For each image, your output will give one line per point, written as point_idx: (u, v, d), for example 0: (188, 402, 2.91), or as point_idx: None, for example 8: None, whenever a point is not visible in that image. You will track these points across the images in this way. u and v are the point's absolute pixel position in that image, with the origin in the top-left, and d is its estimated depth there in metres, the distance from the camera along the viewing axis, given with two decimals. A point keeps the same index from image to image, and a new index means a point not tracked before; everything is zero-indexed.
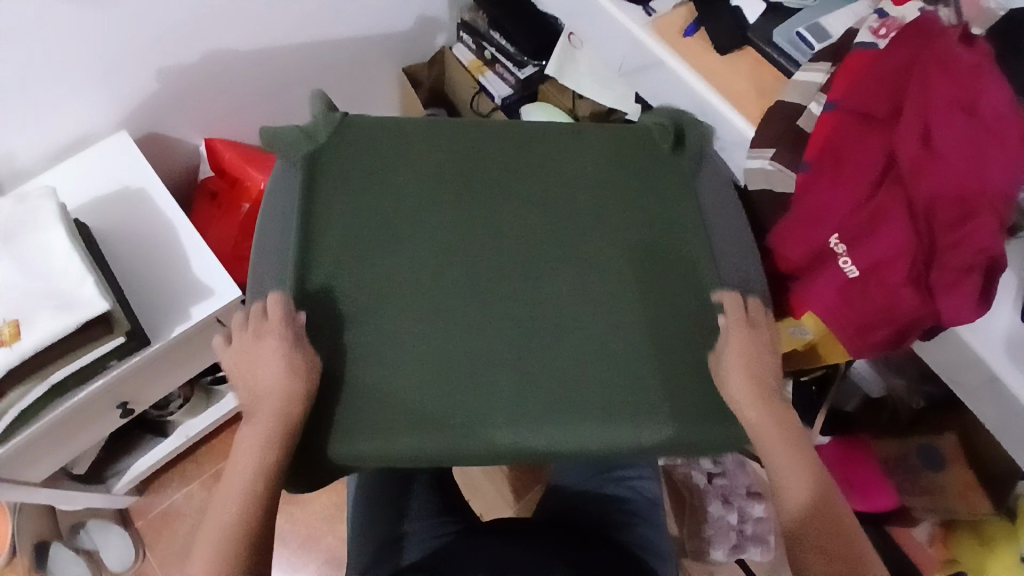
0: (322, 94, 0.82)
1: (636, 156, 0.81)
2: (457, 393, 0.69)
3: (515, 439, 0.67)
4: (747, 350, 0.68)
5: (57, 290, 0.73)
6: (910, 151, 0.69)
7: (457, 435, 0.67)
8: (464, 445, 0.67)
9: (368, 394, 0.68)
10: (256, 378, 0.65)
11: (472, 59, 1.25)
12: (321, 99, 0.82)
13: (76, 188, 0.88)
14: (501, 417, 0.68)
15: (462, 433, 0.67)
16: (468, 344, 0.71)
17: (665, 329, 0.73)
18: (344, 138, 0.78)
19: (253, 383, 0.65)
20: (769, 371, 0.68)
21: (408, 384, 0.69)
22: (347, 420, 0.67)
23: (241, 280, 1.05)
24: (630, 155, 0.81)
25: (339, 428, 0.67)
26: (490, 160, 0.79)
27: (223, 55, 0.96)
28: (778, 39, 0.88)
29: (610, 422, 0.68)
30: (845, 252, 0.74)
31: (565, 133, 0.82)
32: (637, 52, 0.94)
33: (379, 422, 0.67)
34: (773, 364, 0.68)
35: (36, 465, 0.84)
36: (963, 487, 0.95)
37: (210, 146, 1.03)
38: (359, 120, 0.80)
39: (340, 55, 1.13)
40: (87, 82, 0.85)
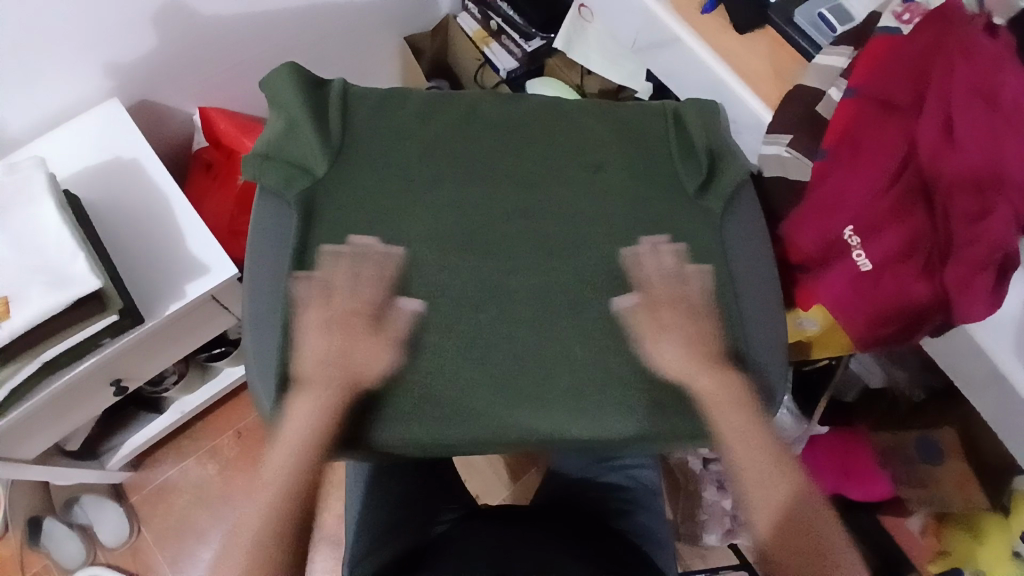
0: (290, 63, 0.76)
1: (651, 139, 0.78)
2: (461, 383, 0.68)
3: (525, 429, 0.67)
4: (673, 340, 0.70)
5: (47, 265, 0.71)
6: (930, 142, 0.67)
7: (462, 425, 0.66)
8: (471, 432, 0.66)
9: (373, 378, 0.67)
10: (314, 352, 0.69)
11: (477, 30, 1.21)
12: (288, 69, 0.76)
13: (66, 157, 0.84)
14: (507, 406, 0.67)
15: (469, 423, 0.67)
16: (474, 331, 0.69)
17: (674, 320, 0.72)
18: (348, 110, 0.75)
19: (320, 358, 0.69)
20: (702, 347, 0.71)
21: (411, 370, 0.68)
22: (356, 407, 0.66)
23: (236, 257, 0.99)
24: (645, 138, 0.78)
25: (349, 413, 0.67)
26: (499, 140, 0.76)
27: (221, 18, 0.92)
28: (799, 19, 0.84)
29: (701, 357, 0.70)
30: (859, 245, 0.72)
31: (578, 112, 0.79)
32: (652, 27, 0.90)
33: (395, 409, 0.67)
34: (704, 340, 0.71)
35: (26, 441, 0.82)
36: (961, 479, 0.99)
37: (204, 115, 0.99)
38: (363, 91, 0.77)
39: (340, 21, 1.08)
40: (77, 44, 0.81)
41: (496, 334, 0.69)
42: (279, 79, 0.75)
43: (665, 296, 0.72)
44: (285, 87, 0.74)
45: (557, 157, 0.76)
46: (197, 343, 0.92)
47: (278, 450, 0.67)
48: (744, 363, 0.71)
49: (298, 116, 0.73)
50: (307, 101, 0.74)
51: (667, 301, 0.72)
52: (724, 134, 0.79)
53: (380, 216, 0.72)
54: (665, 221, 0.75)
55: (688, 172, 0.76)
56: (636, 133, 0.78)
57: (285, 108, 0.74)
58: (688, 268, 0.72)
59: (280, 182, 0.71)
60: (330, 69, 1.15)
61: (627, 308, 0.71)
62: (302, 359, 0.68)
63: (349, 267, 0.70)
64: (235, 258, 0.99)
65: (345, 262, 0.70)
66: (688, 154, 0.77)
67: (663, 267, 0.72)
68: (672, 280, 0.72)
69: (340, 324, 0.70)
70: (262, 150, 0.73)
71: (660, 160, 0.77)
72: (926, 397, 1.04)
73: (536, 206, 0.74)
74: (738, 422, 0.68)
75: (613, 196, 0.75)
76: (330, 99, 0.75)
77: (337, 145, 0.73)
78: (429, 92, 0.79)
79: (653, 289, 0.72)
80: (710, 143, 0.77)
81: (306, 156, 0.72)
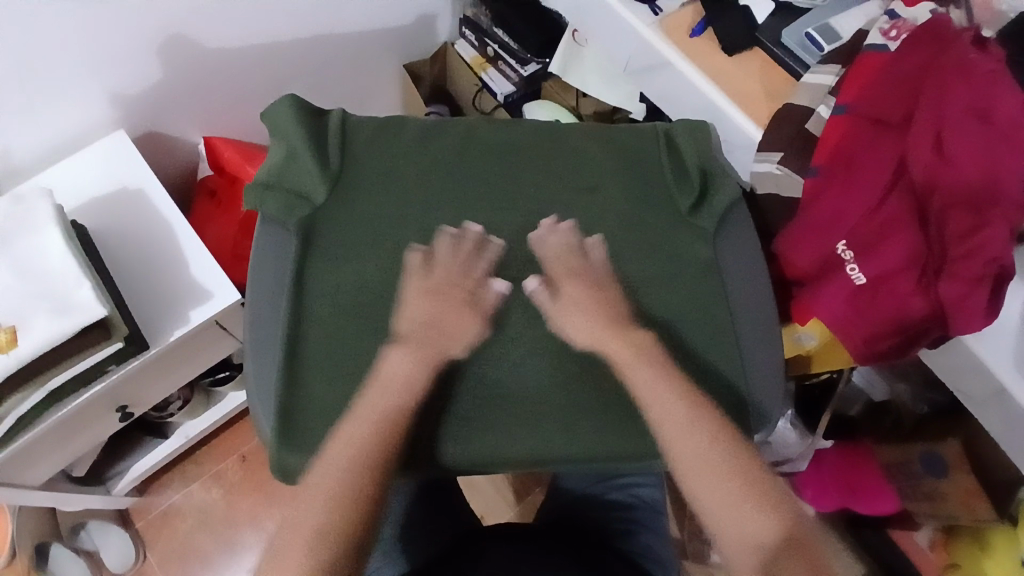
0: (288, 94, 0.78)
1: (643, 159, 0.79)
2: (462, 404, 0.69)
3: (523, 449, 0.68)
4: (580, 310, 0.70)
5: (53, 294, 0.72)
6: (922, 159, 0.68)
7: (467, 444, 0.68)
8: (473, 451, 0.68)
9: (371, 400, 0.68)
10: (414, 316, 0.70)
11: (474, 56, 1.23)
12: (288, 100, 0.78)
13: (73, 188, 0.87)
14: (506, 425, 0.69)
15: (472, 442, 0.68)
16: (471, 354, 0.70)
17: (669, 338, 0.72)
18: (346, 138, 0.77)
19: (428, 328, 0.69)
20: (597, 311, 0.70)
21: None
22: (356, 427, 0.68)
23: (241, 281, 1.01)
24: (637, 158, 0.80)
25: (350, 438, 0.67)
26: (493, 164, 0.78)
27: (225, 49, 0.95)
28: (787, 40, 0.86)
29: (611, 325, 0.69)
30: (853, 261, 0.73)
31: (571, 135, 0.81)
32: (643, 50, 0.92)
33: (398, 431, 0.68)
34: (604, 304, 0.71)
35: (31, 469, 0.84)
36: (963, 495, 0.96)
37: (209, 144, 1.01)
38: (360, 120, 0.79)
39: (341, 52, 1.11)
40: (82, 78, 0.84)
41: (492, 352, 0.71)
42: (280, 111, 0.77)
43: (568, 265, 0.73)
44: (286, 119, 0.77)
45: (551, 179, 0.78)
46: (203, 366, 0.93)
47: (330, 459, 0.62)
48: (738, 382, 0.71)
49: (297, 146, 0.75)
50: (306, 132, 0.75)
51: (573, 270, 0.72)
52: (715, 154, 0.80)
53: (377, 240, 0.73)
54: (658, 239, 0.76)
55: (681, 192, 0.77)
56: (628, 153, 0.80)
57: (286, 137, 0.76)
58: (577, 265, 0.73)
59: (279, 209, 0.73)
60: (333, 97, 1.19)
61: (536, 286, 0.72)
62: (400, 320, 0.70)
63: (450, 245, 0.73)
64: (239, 283, 1.01)
65: (443, 240, 0.73)
66: (680, 176, 0.78)
67: (568, 243, 0.74)
68: (574, 254, 0.73)
69: (435, 294, 0.71)
70: (262, 178, 0.75)
71: (652, 180, 0.78)
72: (930, 411, 1.03)
73: (531, 228, 0.75)
74: (665, 410, 0.65)
75: (606, 215, 0.76)
76: (328, 129, 0.77)
77: (335, 173, 0.75)
78: (425, 118, 0.81)
79: (555, 262, 0.73)
80: (703, 163, 0.79)
81: (305, 183, 0.74)
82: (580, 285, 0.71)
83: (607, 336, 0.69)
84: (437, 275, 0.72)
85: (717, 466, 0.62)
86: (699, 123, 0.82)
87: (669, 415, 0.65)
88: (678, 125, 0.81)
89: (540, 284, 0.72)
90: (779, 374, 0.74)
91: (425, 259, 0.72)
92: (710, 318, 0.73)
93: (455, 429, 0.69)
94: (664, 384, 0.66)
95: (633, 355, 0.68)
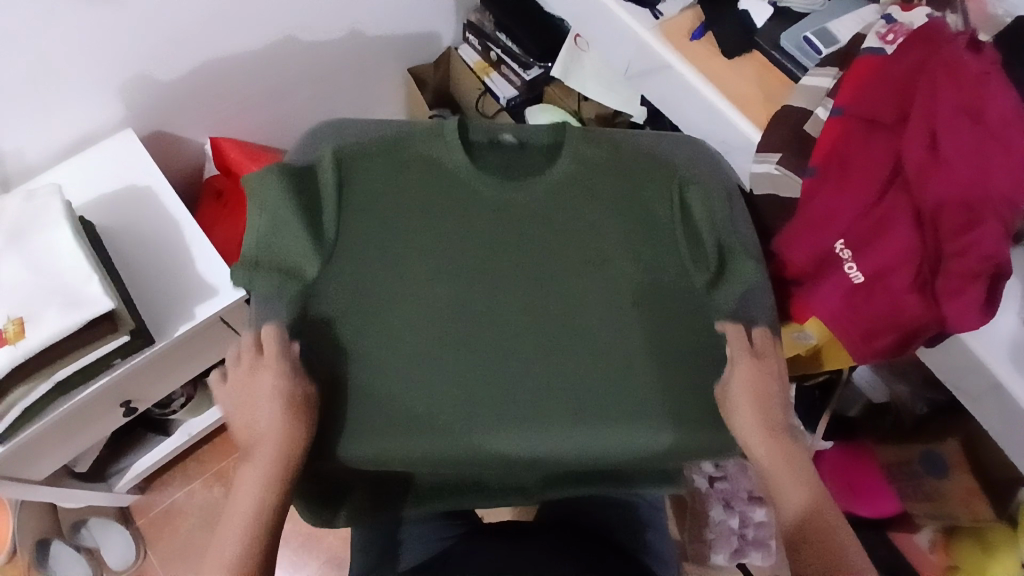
0: (260, 168, 0.71)
1: (653, 176, 0.75)
2: (464, 398, 0.67)
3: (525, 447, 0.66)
4: (750, 392, 0.66)
5: (62, 287, 0.73)
6: (917, 160, 0.69)
7: (461, 438, 0.66)
8: (467, 446, 0.66)
9: (375, 397, 0.67)
10: (254, 414, 0.65)
11: (478, 60, 1.25)
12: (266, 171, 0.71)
13: (83, 186, 0.88)
14: None
15: (466, 436, 0.66)
16: (466, 354, 0.68)
17: (672, 346, 0.70)
18: (341, 171, 0.73)
19: (255, 416, 0.65)
20: (761, 397, 0.67)
21: (416, 391, 0.67)
22: (350, 418, 0.66)
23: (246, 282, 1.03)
24: (650, 207, 0.73)
25: (345, 432, 0.67)
26: (502, 223, 0.72)
27: (232, 55, 0.96)
28: (785, 43, 0.86)
29: (756, 411, 0.66)
30: (850, 258, 0.75)
31: (581, 181, 0.73)
32: (643, 54, 0.92)
33: (371, 426, 0.66)
34: (768, 390, 0.67)
35: (36, 463, 0.84)
36: (967, 493, 0.98)
37: (215, 144, 1.03)
38: (353, 153, 0.73)
39: (347, 55, 1.13)
40: (97, 80, 0.85)
41: (495, 351, 0.68)
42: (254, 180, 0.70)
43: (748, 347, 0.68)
44: (269, 186, 0.70)
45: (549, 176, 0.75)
46: (208, 363, 0.94)
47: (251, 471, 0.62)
48: None
49: (284, 214, 0.69)
50: (295, 203, 0.70)
51: (763, 354, 0.68)
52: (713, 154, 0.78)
53: (381, 249, 0.71)
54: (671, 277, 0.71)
55: (697, 269, 0.72)
56: (639, 188, 0.74)
57: (268, 207, 0.70)
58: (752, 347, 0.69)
59: None
60: (338, 102, 1.20)
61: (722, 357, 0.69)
62: (244, 428, 0.65)
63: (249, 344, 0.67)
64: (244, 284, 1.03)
65: (246, 339, 0.67)
66: (694, 247, 0.72)
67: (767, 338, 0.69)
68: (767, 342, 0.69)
69: (247, 393, 0.66)
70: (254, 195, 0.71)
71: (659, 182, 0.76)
72: (928, 411, 1.04)
73: None
74: (748, 422, 0.66)
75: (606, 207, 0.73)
76: (321, 176, 0.72)
77: (334, 242, 0.71)
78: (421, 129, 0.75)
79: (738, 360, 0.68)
80: (720, 237, 0.73)
81: (294, 257, 0.69)
82: (760, 373, 0.67)
83: (751, 434, 0.66)
84: (242, 367, 0.67)
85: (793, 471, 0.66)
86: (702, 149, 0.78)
87: (750, 424, 0.66)
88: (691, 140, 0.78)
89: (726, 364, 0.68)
90: None
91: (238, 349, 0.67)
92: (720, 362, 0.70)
93: (432, 423, 0.66)
94: (752, 395, 0.66)
95: (753, 408, 0.66)
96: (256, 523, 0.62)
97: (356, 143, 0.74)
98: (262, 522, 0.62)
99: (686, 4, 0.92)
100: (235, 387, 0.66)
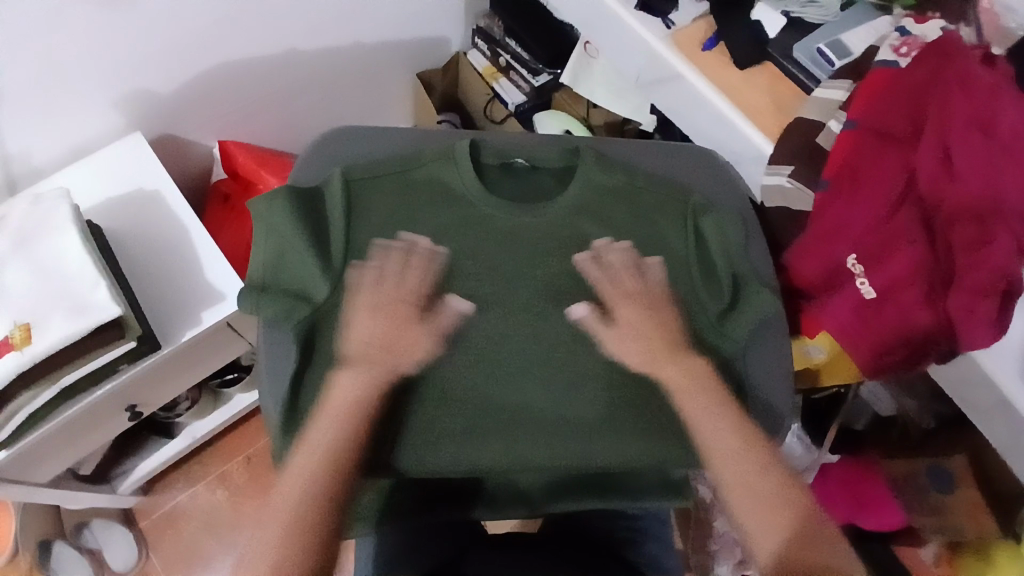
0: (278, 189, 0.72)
1: (667, 195, 0.76)
2: (562, 411, 0.70)
3: (547, 462, 0.69)
4: (632, 337, 0.70)
5: (69, 293, 0.73)
6: (929, 173, 0.69)
7: (575, 451, 0.69)
8: (581, 460, 0.69)
9: (477, 408, 0.69)
10: (369, 332, 0.69)
11: (486, 66, 1.25)
12: (286, 195, 0.71)
13: (90, 189, 0.87)
14: (521, 436, 0.70)
15: (583, 448, 0.70)
16: (477, 376, 0.70)
17: None
18: (352, 190, 0.73)
19: (383, 344, 0.69)
20: (648, 330, 0.71)
21: (504, 406, 0.70)
22: (457, 426, 0.69)
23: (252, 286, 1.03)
24: (668, 239, 0.75)
25: (429, 440, 0.69)
26: (543, 241, 0.74)
27: (243, 61, 0.97)
28: (798, 54, 0.85)
29: (665, 345, 0.70)
30: (862, 273, 0.74)
31: (599, 212, 0.75)
32: (654, 64, 0.92)
33: (475, 434, 0.69)
34: (651, 324, 0.71)
35: (40, 467, 0.84)
36: (972, 509, 0.99)
37: (224, 148, 1.03)
38: (363, 176, 0.74)
39: (357, 59, 1.13)
40: (107, 81, 0.85)
41: (507, 367, 0.70)
42: (263, 201, 0.71)
43: (615, 284, 0.73)
44: (279, 208, 0.71)
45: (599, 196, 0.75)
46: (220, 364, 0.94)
47: (312, 441, 0.65)
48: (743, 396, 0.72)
49: (292, 236, 0.70)
50: (303, 226, 0.70)
51: (628, 291, 0.72)
52: (728, 182, 0.81)
53: (393, 264, 0.72)
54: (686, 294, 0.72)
55: (711, 299, 0.73)
56: (656, 217, 0.75)
57: (276, 230, 0.71)
58: (628, 286, 0.73)
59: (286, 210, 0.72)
60: (347, 106, 1.20)
61: (586, 316, 0.71)
62: (348, 343, 0.69)
63: (398, 261, 0.72)
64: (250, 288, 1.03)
65: (390, 255, 0.72)
66: (709, 277, 0.74)
67: (626, 262, 0.74)
68: (633, 274, 0.73)
69: (387, 310, 0.70)
70: (263, 202, 0.71)
71: (675, 197, 0.76)
72: (938, 425, 0.99)
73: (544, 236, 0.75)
74: (700, 412, 0.67)
75: (617, 223, 0.75)
76: (329, 197, 0.73)
77: (340, 268, 0.71)
78: (432, 148, 0.77)
79: (621, 283, 0.73)
80: (734, 266, 0.74)
81: (303, 282, 0.70)
82: (636, 305, 0.72)
83: (661, 360, 0.69)
84: (384, 286, 0.71)
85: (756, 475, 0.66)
86: (724, 179, 0.81)
87: (708, 422, 0.67)
88: (703, 160, 0.82)
89: (586, 318, 0.71)
90: (789, 397, 0.74)
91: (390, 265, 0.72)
92: (734, 389, 0.72)
93: (439, 425, 0.69)
94: (662, 348, 0.70)
95: (639, 342, 0.70)
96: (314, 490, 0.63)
97: (366, 168, 0.74)
98: (333, 473, 0.64)
99: (699, 14, 0.91)
100: (373, 303, 0.70)
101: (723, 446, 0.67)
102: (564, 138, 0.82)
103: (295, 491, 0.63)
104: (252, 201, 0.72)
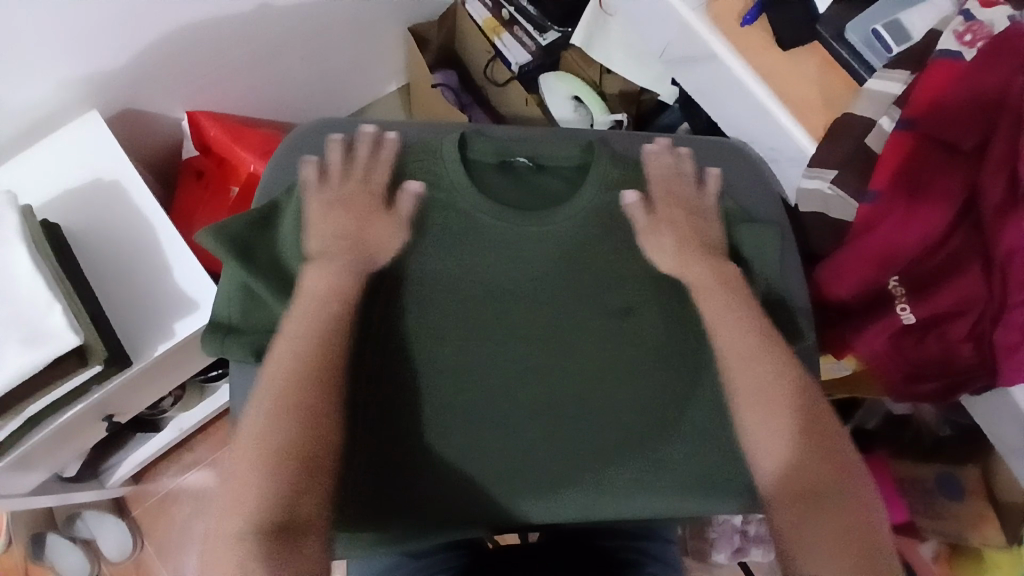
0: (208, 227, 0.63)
1: (685, 189, 0.69)
2: (574, 457, 0.65)
3: (550, 515, 0.64)
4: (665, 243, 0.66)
5: (22, 318, 0.65)
6: (994, 199, 0.61)
7: (590, 497, 0.64)
8: (595, 508, 0.64)
9: (481, 451, 0.64)
10: (330, 228, 0.64)
11: (486, 18, 1.10)
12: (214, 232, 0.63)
13: (42, 181, 0.78)
14: (528, 489, 0.64)
15: (595, 493, 0.64)
16: (476, 419, 0.65)
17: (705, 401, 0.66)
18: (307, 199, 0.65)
19: (355, 236, 0.64)
20: (690, 228, 0.67)
21: (517, 449, 0.65)
22: (471, 470, 0.64)
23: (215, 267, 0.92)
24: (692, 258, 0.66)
25: (446, 487, 0.64)
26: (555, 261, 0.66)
27: (208, 22, 0.83)
28: (851, 36, 0.73)
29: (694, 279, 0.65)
30: (904, 298, 0.69)
31: (613, 224, 0.67)
32: (684, 39, 0.80)
33: (487, 479, 0.64)
34: (688, 223, 0.67)
35: (20, 480, 0.80)
36: (978, 520, 0.92)
37: (193, 120, 0.92)
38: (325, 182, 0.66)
39: (341, 12, 0.99)
40: (50, 59, 0.72)
41: (511, 403, 0.65)
42: (225, 226, 0.63)
43: (668, 193, 0.67)
44: (240, 230, 0.64)
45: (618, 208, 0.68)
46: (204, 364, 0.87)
47: (296, 323, 0.60)
48: None
49: (266, 257, 0.64)
50: (267, 254, 0.64)
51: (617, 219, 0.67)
52: (760, 184, 0.74)
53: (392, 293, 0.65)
54: (708, 322, 0.64)
55: None
56: (673, 200, 0.68)
57: (238, 249, 0.63)
58: (673, 203, 0.67)
59: (246, 229, 0.64)
60: (331, 63, 1.07)
61: (633, 201, 0.66)
62: (309, 241, 0.64)
63: (344, 153, 0.67)
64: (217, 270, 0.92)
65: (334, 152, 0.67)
66: None
67: (667, 165, 0.69)
68: (675, 176, 0.69)
69: (344, 204, 0.65)
70: (225, 225, 0.63)
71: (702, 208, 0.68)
72: (952, 433, 0.98)
73: (560, 256, 0.66)
74: (715, 307, 0.64)
75: (666, 167, 0.69)
76: (295, 207, 0.65)
77: None
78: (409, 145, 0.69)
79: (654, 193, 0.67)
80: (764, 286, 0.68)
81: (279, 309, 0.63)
82: (673, 208, 0.67)
83: (693, 260, 0.65)
84: (345, 176, 0.66)
85: (764, 370, 0.61)
86: (749, 178, 0.73)
87: (718, 315, 0.63)
88: (728, 158, 0.74)
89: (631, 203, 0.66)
90: None
91: (342, 156, 0.67)
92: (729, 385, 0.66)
93: (416, 467, 0.64)
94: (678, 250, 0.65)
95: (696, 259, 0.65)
96: (303, 381, 0.58)
97: (341, 169, 0.67)
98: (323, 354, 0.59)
99: None
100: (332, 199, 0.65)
101: (729, 334, 0.63)
102: (563, 132, 0.75)
103: (281, 370, 0.58)
104: (201, 233, 0.63)
